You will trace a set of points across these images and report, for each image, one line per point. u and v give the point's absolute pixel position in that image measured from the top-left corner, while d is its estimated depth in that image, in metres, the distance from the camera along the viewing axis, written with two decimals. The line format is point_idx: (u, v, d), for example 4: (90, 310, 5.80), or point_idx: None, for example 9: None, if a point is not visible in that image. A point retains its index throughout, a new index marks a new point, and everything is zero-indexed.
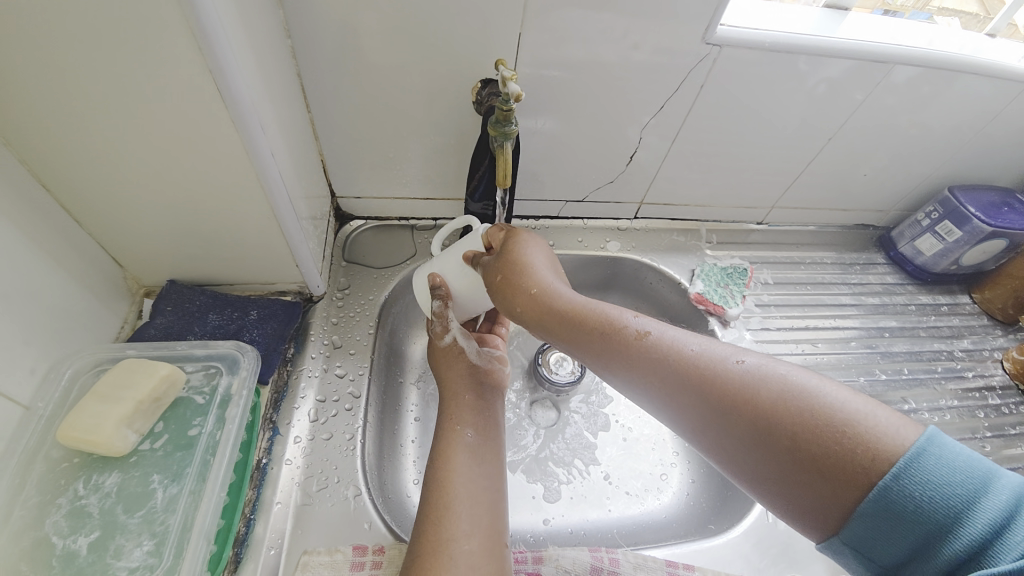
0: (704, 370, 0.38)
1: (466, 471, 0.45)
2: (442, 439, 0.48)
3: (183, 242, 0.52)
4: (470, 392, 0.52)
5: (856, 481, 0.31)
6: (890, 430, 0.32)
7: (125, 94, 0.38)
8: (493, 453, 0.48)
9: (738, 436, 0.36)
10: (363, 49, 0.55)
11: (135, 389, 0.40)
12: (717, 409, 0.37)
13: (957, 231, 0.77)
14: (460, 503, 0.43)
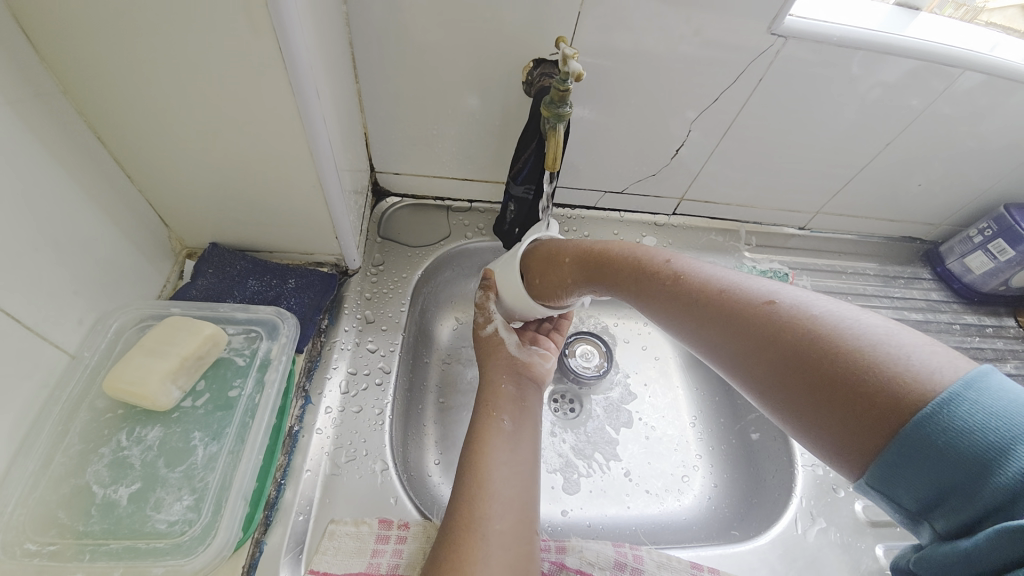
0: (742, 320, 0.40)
1: (501, 456, 0.45)
2: (477, 423, 0.48)
3: (229, 205, 0.52)
4: (509, 383, 0.52)
5: (885, 418, 0.30)
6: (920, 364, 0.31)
7: (187, 50, 0.38)
8: (529, 441, 0.48)
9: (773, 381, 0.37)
10: (416, 21, 0.54)
11: (180, 346, 0.40)
12: (754, 354, 0.38)
13: (1011, 251, 0.74)
14: (497, 486, 0.43)
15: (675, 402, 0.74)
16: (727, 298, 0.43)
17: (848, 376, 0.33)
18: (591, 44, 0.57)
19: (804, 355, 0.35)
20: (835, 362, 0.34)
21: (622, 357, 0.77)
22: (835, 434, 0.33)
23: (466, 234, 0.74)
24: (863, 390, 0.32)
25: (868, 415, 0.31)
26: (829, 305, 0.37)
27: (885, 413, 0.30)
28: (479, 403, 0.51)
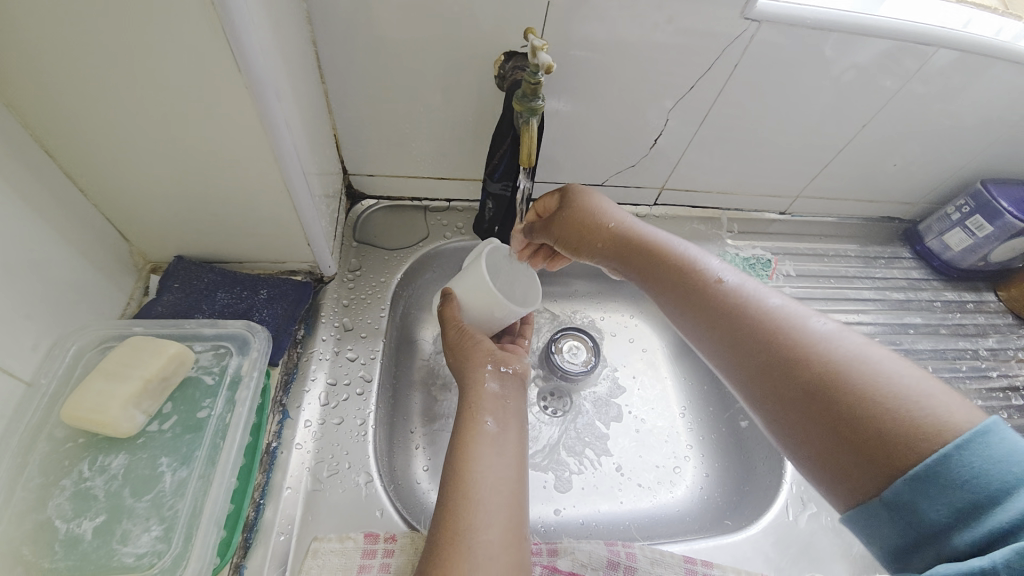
0: (767, 324, 0.39)
1: (486, 461, 0.44)
2: (460, 430, 0.46)
3: (193, 216, 0.50)
4: (491, 382, 0.50)
5: (900, 455, 0.30)
6: (944, 413, 0.31)
7: (132, 55, 0.35)
8: (515, 443, 0.46)
9: (779, 389, 0.37)
10: (381, 17, 0.52)
11: (143, 368, 0.38)
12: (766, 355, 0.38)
13: (988, 227, 0.75)
14: (483, 492, 0.41)
15: (664, 394, 0.74)
16: (728, 300, 0.42)
17: (853, 404, 0.33)
18: (562, 35, 0.56)
19: (809, 376, 0.36)
20: (842, 387, 0.34)
21: (609, 352, 0.77)
22: (824, 454, 0.34)
23: (444, 235, 0.73)
24: (862, 417, 0.33)
25: (867, 448, 0.32)
26: (843, 328, 0.38)
27: (889, 451, 0.31)
28: (460, 411, 0.49)
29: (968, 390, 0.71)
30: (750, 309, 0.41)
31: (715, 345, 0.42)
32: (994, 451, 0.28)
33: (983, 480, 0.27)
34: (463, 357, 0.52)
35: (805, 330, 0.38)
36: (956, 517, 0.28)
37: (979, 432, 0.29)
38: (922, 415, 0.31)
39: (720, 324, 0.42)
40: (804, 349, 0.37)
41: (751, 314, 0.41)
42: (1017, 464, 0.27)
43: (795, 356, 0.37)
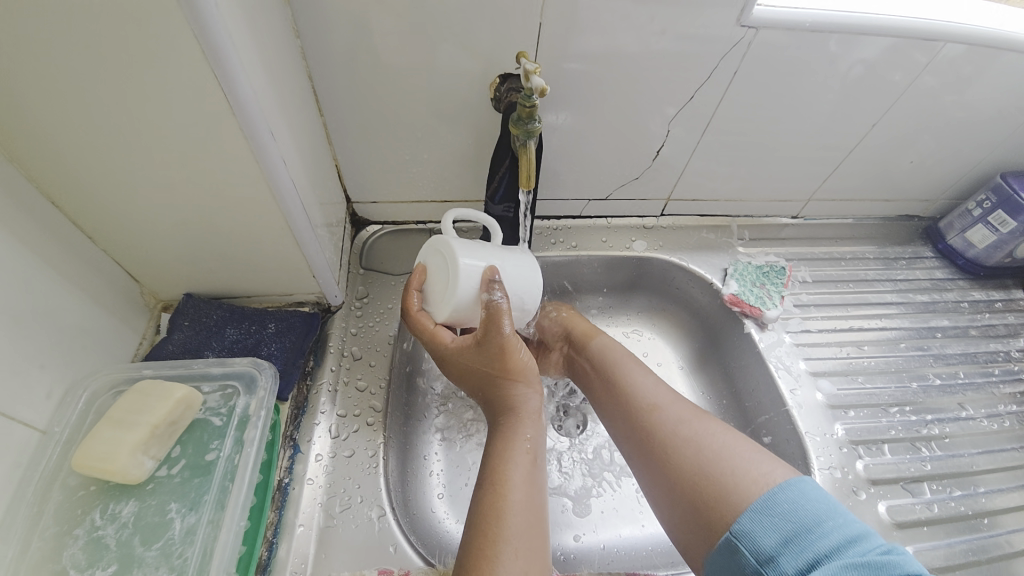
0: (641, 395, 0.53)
1: (525, 491, 0.43)
2: (502, 453, 0.46)
3: (199, 255, 0.50)
4: (532, 407, 0.50)
5: (714, 507, 0.42)
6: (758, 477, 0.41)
7: (131, 105, 0.36)
8: (543, 477, 0.46)
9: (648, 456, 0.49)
10: (376, 48, 0.53)
11: (149, 413, 0.38)
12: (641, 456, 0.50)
13: (1012, 222, 0.72)
14: (515, 517, 0.41)
15: None
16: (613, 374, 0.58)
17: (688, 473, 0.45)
18: (557, 54, 0.55)
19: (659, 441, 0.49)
20: (678, 455, 0.46)
21: None
22: (666, 496, 0.46)
23: None
24: (710, 495, 0.42)
25: (693, 497, 0.43)
26: (710, 432, 0.47)
27: (711, 502, 0.42)
28: (506, 433, 0.48)
29: (1003, 394, 0.68)
30: (630, 408, 0.53)
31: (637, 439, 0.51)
32: (818, 492, 0.39)
33: (811, 507, 0.38)
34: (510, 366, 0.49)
35: (709, 457, 0.45)
36: (797, 536, 0.36)
37: (796, 480, 0.40)
38: (755, 489, 0.40)
39: (617, 412, 0.55)
40: (664, 424, 0.50)
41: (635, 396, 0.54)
42: (833, 505, 0.38)
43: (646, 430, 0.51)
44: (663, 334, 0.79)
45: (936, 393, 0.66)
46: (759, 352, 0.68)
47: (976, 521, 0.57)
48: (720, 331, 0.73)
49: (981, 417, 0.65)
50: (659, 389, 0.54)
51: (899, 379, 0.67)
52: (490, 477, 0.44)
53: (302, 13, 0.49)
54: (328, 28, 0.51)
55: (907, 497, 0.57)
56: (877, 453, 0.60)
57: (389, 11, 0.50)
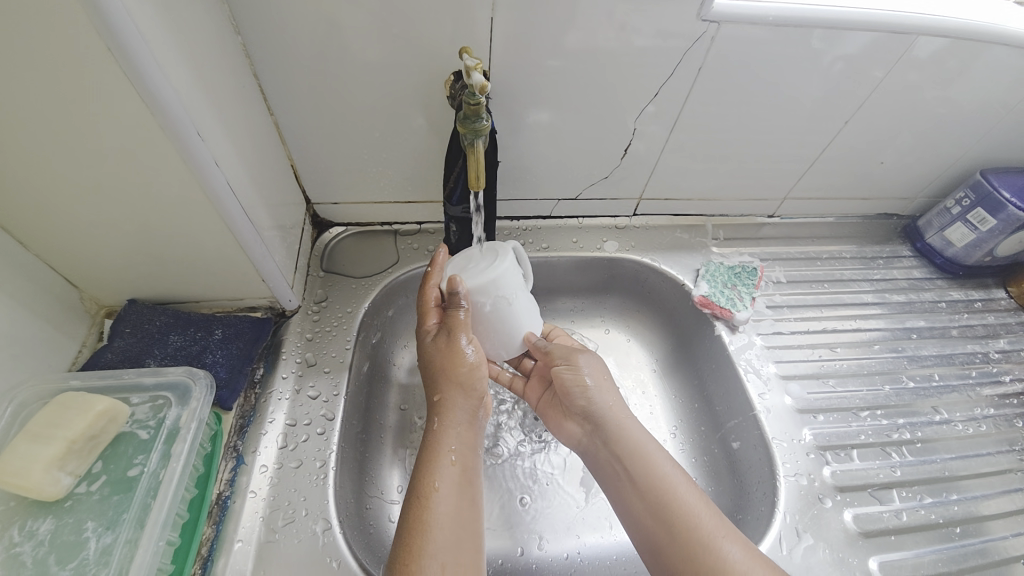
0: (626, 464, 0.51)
1: (445, 507, 0.43)
2: (427, 467, 0.46)
3: (138, 260, 0.49)
4: (463, 417, 0.49)
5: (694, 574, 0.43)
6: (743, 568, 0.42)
7: (39, 103, 0.34)
8: (475, 486, 0.46)
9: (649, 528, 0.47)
10: (322, 44, 0.51)
11: (68, 428, 0.36)
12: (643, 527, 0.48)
13: (991, 220, 0.70)
14: (441, 529, 0.42)
15: (653, 413, 0.71)
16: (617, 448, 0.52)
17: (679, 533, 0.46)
18: (512, 50, 0.54)
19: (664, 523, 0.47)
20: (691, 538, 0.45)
21: None
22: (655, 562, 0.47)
23: (414, 259, 0.71)
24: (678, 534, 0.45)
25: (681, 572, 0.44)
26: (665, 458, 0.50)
27: None
28: (427, 445, 0.47)
29: (980, 397, 0.66)
30: (627, 471, 0.50)
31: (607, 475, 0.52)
32: None
33: None
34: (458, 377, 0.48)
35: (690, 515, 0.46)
36: None
37: None
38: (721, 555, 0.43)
39: (609, 466, 0.53)
40: (658, 481, 0.49)
41: (617, 452, 0.52)
42: None
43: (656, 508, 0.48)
44: (636, 337, 0.78)
45: (911, 396, 0.64)
46: (729, 355, 0.66)
47: (948, 530, 0.55)
48: (692, 333, 0.72)
49: (956, 421, 0.63)
50: (645, 437, 0.52)
51: (873, 382, 0.65)
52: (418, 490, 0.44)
53: (240, 9, 0.47)
54: (268, 24, 0.49)
55: (877, 504, 0.55)
56: (845, 459, 0.58)
57: (331, 5, 0.48)
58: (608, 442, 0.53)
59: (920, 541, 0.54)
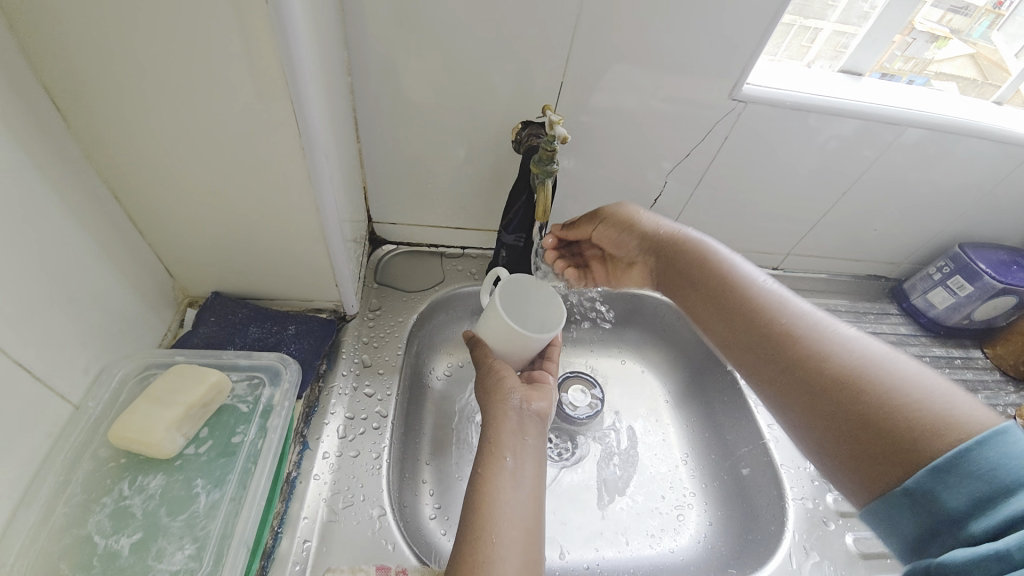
0: (754, 321, 0.50)
1: (504, 498, 0.47)
2: (482, 463, 0.51)
3: (234, 256, 0.55)
4: (510, 422, 0.54)
5: (904, 441, 0.37)
6: (956, 412, 0.37)
7: (209, 118, 0.41)
8: (533, 478, 0.50)
9: (798, 380, 0.45)
10: (417, 89, 0.60)
11: (186, 394, 0.41)
12: (803, 397, 0.44)
13: (969, 286, 0.80)
14: (498, 513, 0.46)
15: (667, 440, 0.76)
16: (746, 314, 0.51)
17: (843, 399, 0.41)
18: (574, 109, 0.63)
19: (820, 388, 0.43)
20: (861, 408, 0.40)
21: (611, 397, 0.80)
22: (841, 457, 0.41)
23: (458, 280, 0.78)
24: (848, 400, 0.41)
25: (876, 453, 0.38)
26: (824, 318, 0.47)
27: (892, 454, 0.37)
28: (482, 445, 0.53)
29: None
30: (770, 352, 0.47)
31: (748, 364, 0.50)
32: (1007, 452, 0.32)
33: (999, 473, 0.31)
34: (497, 386, 0.57)
35: (840, 347, 0.44)
36: (993, 492, 0.31)
37: (988, 435, 0.33)
38: (920, 408, 0.38)
39: (749, 354, 0.49)
40: (801, 342, 0.46)
41: (733, 298, 0.52)
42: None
43: (809, 365, 0.44)
44: (649, 367, 0.84)
45: None
46: (740, 388, 0.73)
47: None
48: (706, 367, 0.79)
49: None
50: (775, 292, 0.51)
51: None
52: (475, 477, 0.50)
53: (356, 55, 0.56)
54: (376, 68, 0.57)
55: None
56: None
57: (432, 59, 0.57)
58: (733, 313, 0.52)
59: None
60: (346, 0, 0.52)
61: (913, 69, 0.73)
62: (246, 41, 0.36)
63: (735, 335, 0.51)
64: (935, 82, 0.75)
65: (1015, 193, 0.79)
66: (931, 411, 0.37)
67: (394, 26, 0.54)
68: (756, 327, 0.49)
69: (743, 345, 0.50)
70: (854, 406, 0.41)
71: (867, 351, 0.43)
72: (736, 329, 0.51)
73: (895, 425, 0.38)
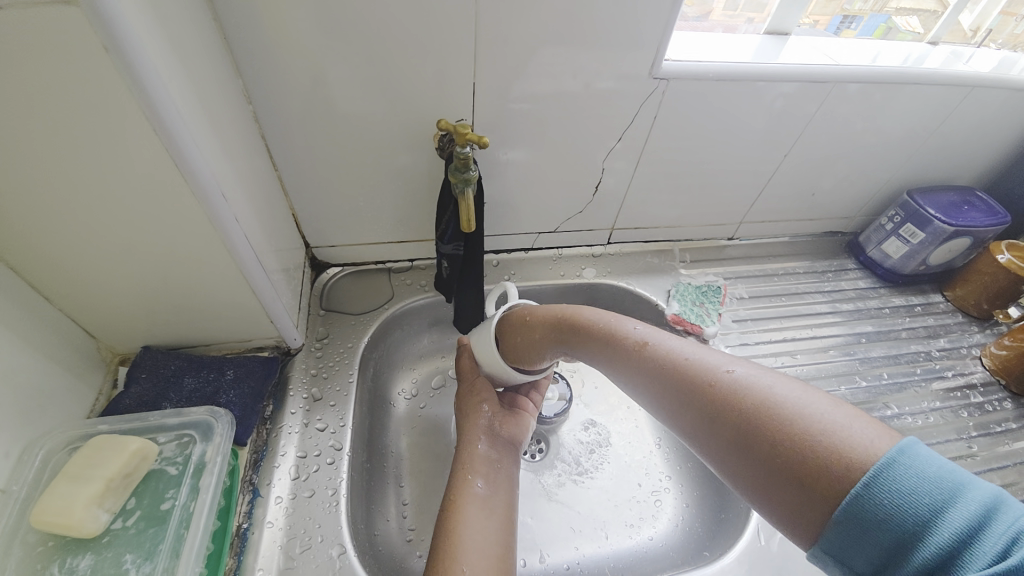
0: (683, 372, 0.42)
1: (474, 523, 0.47)
2: (454, 488, 0.51)
3: (156, 309, 0.52)
4: (482, 444, 0.55)
5: (831, 489, 0.30)
6: (794, 403, 0.35)
7: (85, 178, 0.39)
8: (502, 504, 0.51)
9: (716, 421, 0.38)
10: (324, 108, 0.57)
11: (104, 468, 0.40)
12: (716, 419, 0.38)
13: (920, 233, 0.80)
14: (467, 538, 0.46)
15: (638, 427, 0.76)
16: (645, 361, 0.46)
17: (802, 467, 0.32)
18: (494, 106, 0.61)
19: (767, 445, 0.34)
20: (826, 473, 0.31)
21: (579, 391, 0.79)
22: (781, 513, 0.33)
23: (408, 295, 0.76)
24: (730, 404, 0.37)
25: (792, 477, 0.32)
26: (686, 343, 0.45)
27: (825, 498, 0.30)
28: (456, 468, 0.54)
29: (927, 391, 0.73)
30: (687, 406, 0.40)
31: (677, 410, 0.41)
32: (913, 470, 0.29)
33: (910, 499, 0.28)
34: (473, 406, 0.59)
35: (733, 381, 0.39)
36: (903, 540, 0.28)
37: (886, 461, 0.29)
38: (790, 405, 0.35)
39: (681, 401, 0.41)
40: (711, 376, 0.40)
41: (673, 371, 0.43)
42: (939, 481, 0.28)
43: (710, 418, 0.38)
44: None
45: (865, 394, 0.71)
46: None
47: None
48: None
49: (906, 414, 0.70)
50: (672, 345, 0.46)
51: (831, 384, 0.72)
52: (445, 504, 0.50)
53: (254, 81, 0.53)
54: (277, 92, 0.55)
55: None
56: None
57: (334, 76, 0.54)
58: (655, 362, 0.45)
59: None
60: (228, 27, 0.49)
61: (873, 7, 0.74)
62: (102, 93, 0.34)
63: (665, 384, 0.43)
64: (896, 17, 0.75)
65: (963, 129, 0.78)
66: (780, 408, 0.35)
67: (286, 46, 0.51)
68: (677, 379, 0.42)
69: (685, 391, 0.41)
70: (784, 443, 0.33)
71: (747, 381, 0.38)
72: (654, 381, 0.44)
73: (815, 441, 0.32)
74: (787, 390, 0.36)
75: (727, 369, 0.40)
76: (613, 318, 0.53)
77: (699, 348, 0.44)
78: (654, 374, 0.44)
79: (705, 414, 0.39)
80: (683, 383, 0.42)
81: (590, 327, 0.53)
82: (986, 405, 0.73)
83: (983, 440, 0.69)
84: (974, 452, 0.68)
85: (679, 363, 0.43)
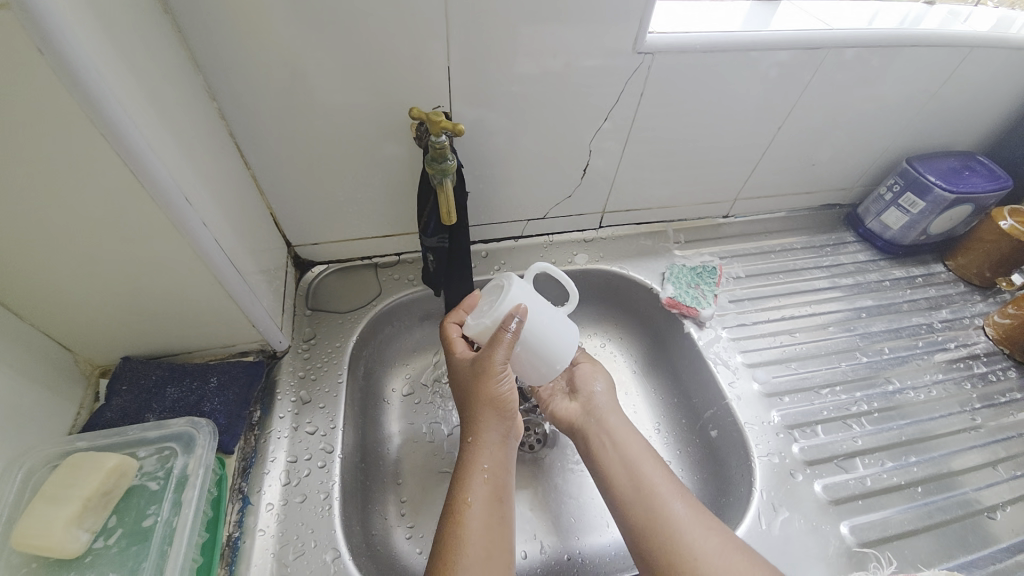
0: (635, 478, 0.57)
1: (481, 528, 0.47)
2: (462, 488, 0.50)
3: (132, 319, 0.51)
4: (496, 437, 0.52)
5: None
6: (678, 510, 0.53)
7: (36, 189, 0.37)
8: (506, 505, 0.51)
9: (649, 554, 0.52)
10: (292, 102, 0.54)
11: (82, 487, 0.39)
12: (647, 543, 0.53)
13: (920, 202, 0.77)
14: (472, 546, 0.46)
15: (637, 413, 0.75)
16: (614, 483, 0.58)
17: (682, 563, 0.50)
18: (471, 90, 0.58)
19: None
20: (687, 573, 0.49)
21: None
22: None
23: (396, 290, 0.74)
24: (661, 552, 0.51)
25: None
26: (647, 449, 0.60)
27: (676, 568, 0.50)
28: (465, 462, 0.51)
29: (929, 364, 0.72)
30: (630, 493, 0.56)
31: (619, 500, 0.57)
32: None
33: None
34: (492, 393, 0.52)
35: (664, 499, 0.54)
36: None
37: None
38: (694, 528, 0.52)
39: (631, 509, 0.55)
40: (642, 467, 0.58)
41: (628, 479, 0.57)
42: None
43: (640, 541, 0.53)
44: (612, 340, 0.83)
45: (866, 370, 0.70)
46: (699, 350, 0.71)
47: (911, 490, 0.59)
48: (666, 332, 0.77)
49: (908, 389, 0.69)
50: (642, 459, 0.59)
51: (831, 361, 0.71)
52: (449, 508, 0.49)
53: (216, 77, 0.51)
54: (241, 86, 0.52)
55: (843, 473, 0.59)
56: (811, 435, 0.62)
57: (299, 66, 0.52)
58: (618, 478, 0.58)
59: (888, 503, 0.58)
60: (181, 20, 0.46)
61: None
62: (40, 98, 0.32)
63: (631, 515, 0.55)
64: None
65: (963, 92, 0.75)
66: (690, 533, 0.51)
67: (244, 37, 0.48)
68: (626, 485, 0.57)
69: (641, 509, 0.55)
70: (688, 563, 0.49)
71: (670, 479, 0.57)
72: (614, 484, 0.58)
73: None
74: (702, 533, 0.51)
75: (660, 483, 0.56)
76: (603, 414, 0.64)
77: (659, 475, 0.57)
78: (620, 480, 0.58)
79: (632, 518, 0.55)
80: (636, 514, 0.54)
81: (588, 418, 0.65)
82: (990, 376, 0.72)
83: (987, 412, 0.68)
84: (978, 424, 0.67)
85: (632, 466, 0.58)
